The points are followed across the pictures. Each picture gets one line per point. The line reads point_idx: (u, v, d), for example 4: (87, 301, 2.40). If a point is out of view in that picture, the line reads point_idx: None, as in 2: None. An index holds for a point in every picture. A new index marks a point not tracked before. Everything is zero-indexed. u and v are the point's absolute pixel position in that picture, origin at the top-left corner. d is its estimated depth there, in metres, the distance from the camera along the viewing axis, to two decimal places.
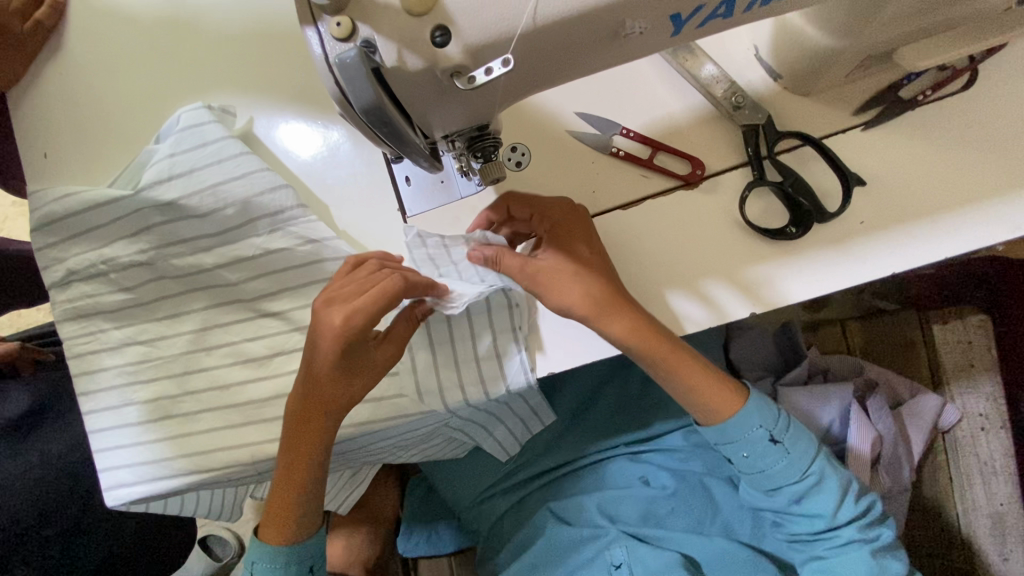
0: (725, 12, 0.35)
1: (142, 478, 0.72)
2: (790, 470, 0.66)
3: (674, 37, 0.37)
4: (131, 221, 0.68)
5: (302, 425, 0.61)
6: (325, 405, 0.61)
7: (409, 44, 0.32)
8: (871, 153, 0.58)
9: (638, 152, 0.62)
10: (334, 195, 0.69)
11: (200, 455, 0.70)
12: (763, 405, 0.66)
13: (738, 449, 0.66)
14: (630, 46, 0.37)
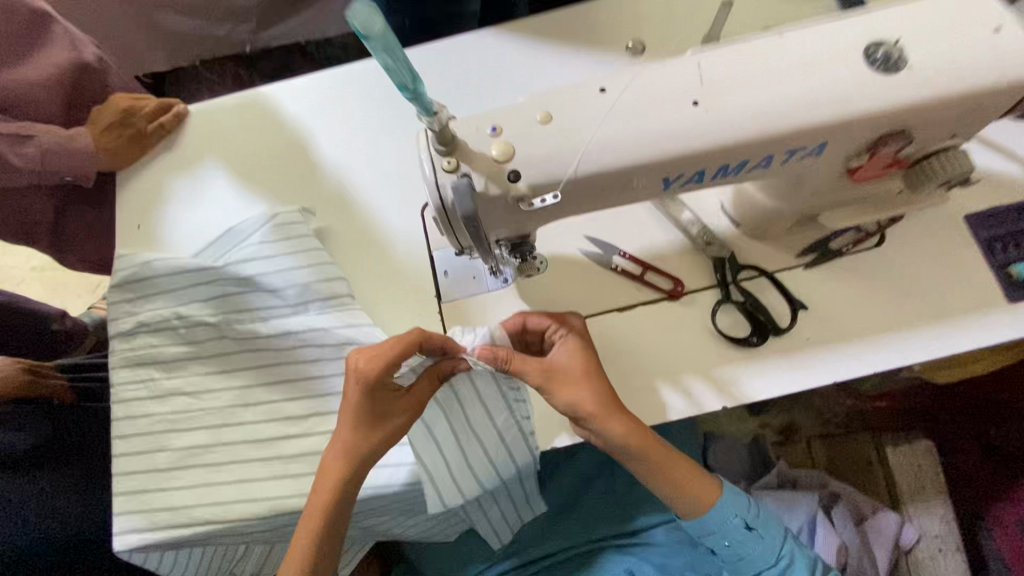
0: (699, 178, 0.52)
1: (157, 525, 0.75)
2: (766, 553, 0.72)
3: (666, 190, 0.54)
4: (206, 289, 0.80)
5: (327, 474, 0.67)
6: (350, 452, 0.67)
7: (493, 178, 0.49)
8: (811, 286, 0.75)
9: (633, 270, 0.78)
10: (382, 287, 0.82)
11: (220, 506, 0.75)
12: (737, 496, 0.73)
13: (719, 538, 0.72)
14: (636, 193, 0.53)
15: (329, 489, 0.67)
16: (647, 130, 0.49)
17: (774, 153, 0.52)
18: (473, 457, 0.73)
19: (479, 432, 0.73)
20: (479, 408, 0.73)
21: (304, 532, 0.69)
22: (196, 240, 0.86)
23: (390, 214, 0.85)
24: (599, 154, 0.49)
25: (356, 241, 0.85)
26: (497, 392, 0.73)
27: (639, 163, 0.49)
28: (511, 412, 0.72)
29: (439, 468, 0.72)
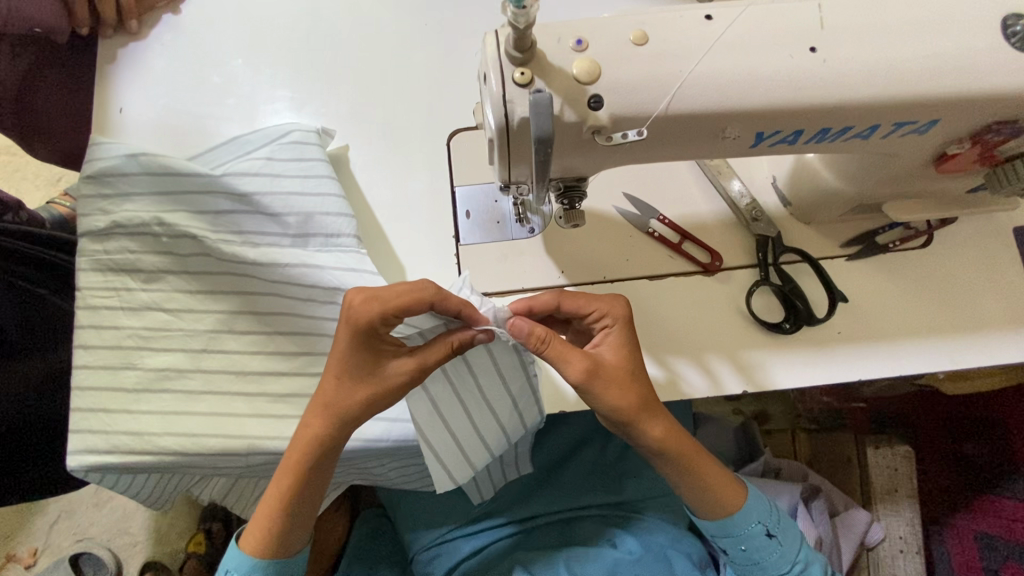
0: (793, 140, 0.46)
1: (117, 447, 0.68)
2: (783, 560, 0.72)
3: (751, 147, 0.47)
4: (195, 199, 0.69)
5: (310, 419, 0.62)
6: (336, 401, 0.60)
7: (571, 102, 0.42)
8: (850, 280, 0.72)
9: (670, 237, 0.73)
10: (395, 223, 0.75)
11: (193, 436, 0.69)
12: (760, 502, 0.73)
13: (737, 542, 0.72)
14: (721, 145, 0.47)
15: (309, 438, 0.61)
16: (755, 70, 0.42)
17: (881, 124, 0.46)
18: (484, 428, 0.70)
19: (490, 402, 0.69)
20: (490, 377, 0.68)
21: (281, 478, 0.64)
22: (188, 142, 0.77)
23: (415, 145, 0.78)
24: (698, 90, 0.42)
25: (373, 170, 0.77)
26: (513, 364, 0.67)
27: (738, 110, 0.43)
28: (525, 386, 0.68)
29: (450, 440, 0.69)
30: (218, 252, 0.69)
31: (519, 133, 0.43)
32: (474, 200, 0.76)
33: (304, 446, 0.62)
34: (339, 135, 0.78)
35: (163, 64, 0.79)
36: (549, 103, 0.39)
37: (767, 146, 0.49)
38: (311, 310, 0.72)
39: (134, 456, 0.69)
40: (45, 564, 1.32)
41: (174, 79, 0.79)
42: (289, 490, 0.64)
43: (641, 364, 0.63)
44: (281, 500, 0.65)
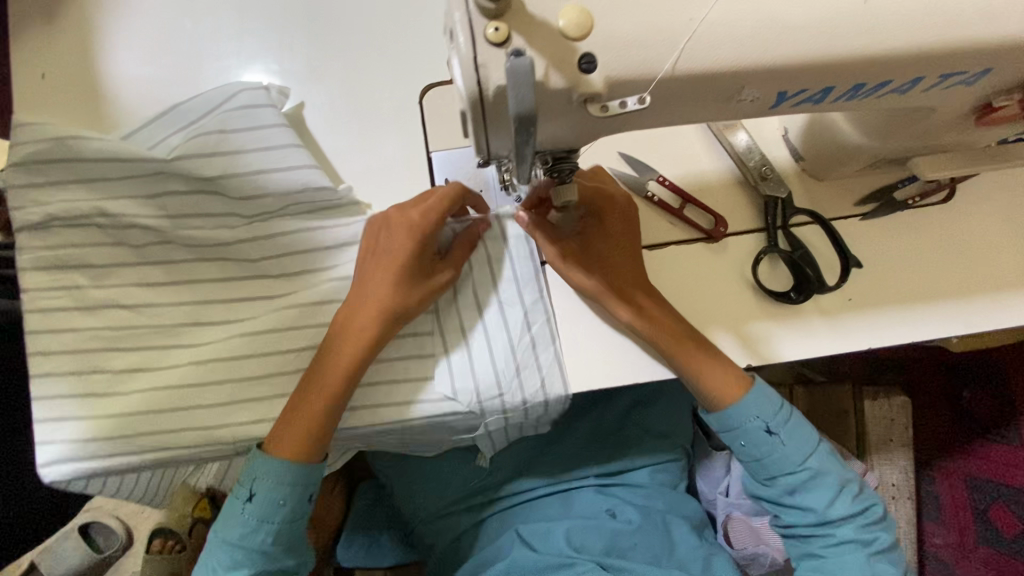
0: (820, 99, 0.39)
1: (91, 454, 0.64)
2: (786, 463, 0.66)
3: (769, 109, 0.40)
4: (146, 181, 0.64)
5: (342, 314, 0.62)
6: (373, 296, 0.61)
7: (557, 65, 0.34)
8: (864, 242, 0.66)
9: (670, 201, 0.66)
10: (371, 190, 0.69)
11: (168, 445, 0.65)
12: (767, 398, 0.66)
13: (738, 435, 0.66)
14: (735, 109, 0.40)
15: (341, 329, 0.61)
16: (781, 17, 0.34)
17: (925, 77, 0.38)
18: (502, 376, 0.65)
19: (514, 346, 0.65)
20: (516, 321, 0.65)
21: (313, 399, 0.60)
22: (127, 110, 0.67)
23: (383, 104, 0.69)
24: (713, 43, 0.34)
25: (339, 133, 0.69)
26: (540, 314, 0.65)
27: (758, 68, 0.35)
28: (554, 338, 0.64)
29: (464, 366, 0.65)
30: (180, 237, 0.66)
31: (496, 103, 0.35)
32: (453, 166, 0.68)
33: (352, 360, 0.61)
34: (295, 93, 0.69)
35: (94, 23, 0.69)
36: (530, 71, 0.31)
37: (789, 106, 0.42)
38: (287, 295, 0.67)
39: (103, 466, 0.64)
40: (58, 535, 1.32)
41: (108, 38, 0.69)
42: (325, 409, 0.60)
43: (623, 253, 0.64)
44: (314, 431, 0.60)
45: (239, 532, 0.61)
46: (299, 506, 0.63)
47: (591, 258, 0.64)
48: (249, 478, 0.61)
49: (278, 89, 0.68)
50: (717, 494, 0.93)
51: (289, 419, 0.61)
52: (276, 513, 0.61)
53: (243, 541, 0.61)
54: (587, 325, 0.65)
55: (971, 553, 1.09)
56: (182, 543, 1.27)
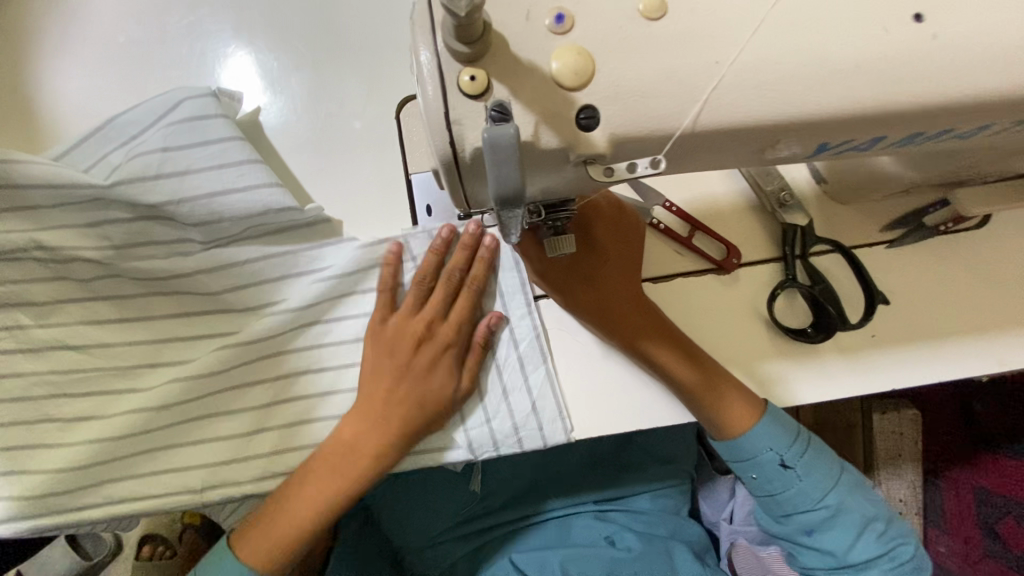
0: (868, 146, 0.33)
1: (50, 511, 0.56)
2: (804, 501, 0.58)
3: (807, 157, 0.34)
4: (83, 209, 0.54)
5: (349, 421, 0.56)
6: (387, 401, 0.57)
7: (550, 119, 0.27)
8: (891, 272, 0.60)
9: (677, 228, 0.60)
10: (344, 207, 0.61)
11: (135, 498, 0.57)
12: (783, 428, 0.57)
13: (746, 467, 0.59)
14: (766, 159, 0.33)
15: (346, 441, 0.56)
16: (832, 58, 0.28)
17: (998, 122, 0.32)
18: (493, 421, 0.58)
19: (514, 411, 0.58)
20: (513, 381, 0.58)
21: (315, 502, 0.56)
22: (70, 128, 0.60)
23: (357, 120, 0.62)
24: (745, 91, 0.28)
25: (306, 151, 0.61)
26: (539, 369, 0.58)
27: (800, 119, 0.29)
28: (558, 400, 0.58)
29: (463, 434, 0.59)
30: (129, 269, 0.57)
31: (475, 165, 0.29)
32: (435, 193, 0.60)
33: (362, 469, 0.56)
34: (248, 100, 0.61)
35: (31, 30, 0.61)
36: (515, 143, 0.24)
37: (828, 152, 0.35)
38: (254, 335, 0.58)
39: (61, 522, 0.57)
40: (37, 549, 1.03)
41: (45, 46, 0.61)
42: (329, 511, 0.56)
43: (628, 283, 0.57)
44: (319, 526, 0.57)
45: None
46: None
47: (593, 287, 0.57)
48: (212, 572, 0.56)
49: (228, 95, 0.59)
50: (721, 519, 0.90)
51: (289, 519, 0.56)
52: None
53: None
54: (590, 370, 0.59)
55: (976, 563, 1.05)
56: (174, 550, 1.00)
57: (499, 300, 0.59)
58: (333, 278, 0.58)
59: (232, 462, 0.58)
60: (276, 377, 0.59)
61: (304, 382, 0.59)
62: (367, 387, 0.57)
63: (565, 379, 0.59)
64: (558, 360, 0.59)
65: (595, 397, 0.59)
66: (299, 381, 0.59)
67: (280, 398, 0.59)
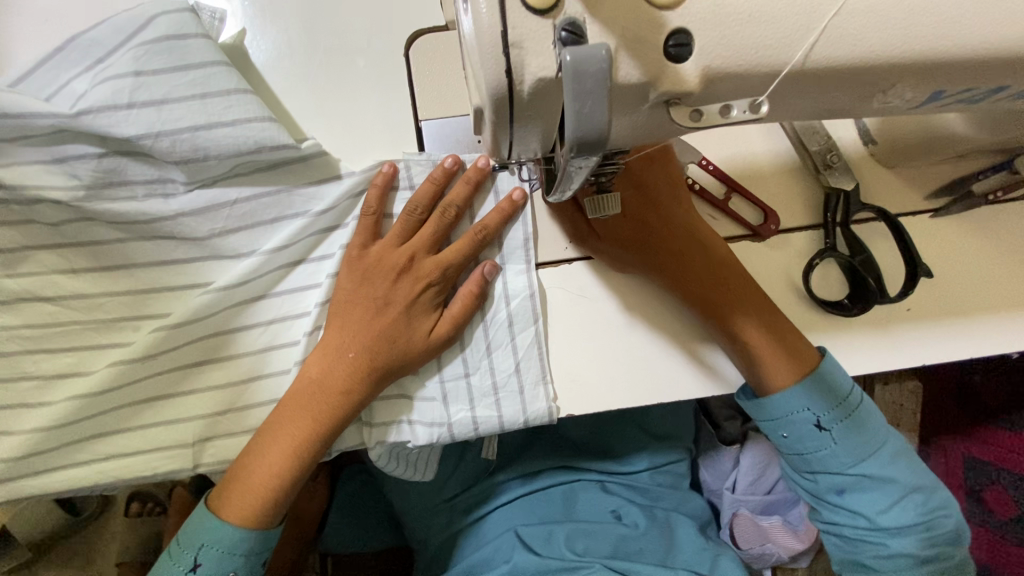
0: (967, 92, 0.30)
1: (29, 474, 0.52)
2: (836, 462, 0.53)
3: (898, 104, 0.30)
4: (46, 142, 0.47)
5: (317, 359, 0.50)
6: (358, 336, 0.50)
7: (631, 45, 0.24)
8: (935, 243, 0.57)
9: (713, 190, 0.55)
10: (342, 144, 0.54)
11: (125, 456, 0.53)
12: (824, 384, 0.52)
13: (776, 425, 0.53)
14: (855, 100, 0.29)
15: (313, 379, 0.50)
16: None
17: None
18: (477, 386, 0.54)
19: (495, 369, 0.54)
20: (499, 337, 0.54)
21: (270, 453, 0.50)
22: (22, 55, 0.52)
23: (360, 55, 0.55)
24: (862, 27, 0.26)
25: (301, 83, 0.54)
26: (527, 330, 0.54)
27: (901, 60, 0.27)
28: (543, 364, 0.54)
29: (438, 389, 0.54)
30: (104, 213, 0.49)
31: (531, 102, 0.25)
32: (449, 143, 0.53)
33: (325, 420, 0.50)
34: (232, 21, 0.53)
35: None
36: (602, 64, 0.21)
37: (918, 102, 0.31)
38: (250, 289, 0.53)
39: (46, 483, 0.52)
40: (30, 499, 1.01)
41: None
42: (287, 467, 0.50)
43: (687, 244, 0.53)
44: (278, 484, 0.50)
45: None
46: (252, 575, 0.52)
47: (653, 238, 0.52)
48: (192, 544, 0.49)
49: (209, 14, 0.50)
50: (724, 488, 0.88)
51: (245, 469, 0.50)
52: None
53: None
54: (610, 341, 0.55)
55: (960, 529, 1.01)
56: (164, 506, 1.05)
57: (499, 250, 0.54)
58: (322, 213, 0.52)
59: (226, 413, 0.54)
60: (274, 339, 0.54)
61: (293, 327, 0.54)
62: (340, 326, 0.51)
63: (556, 343, 0.55)
64: (550, 323, 0.55)
65: (588, 364, 0.55)
66: (290, 326, 0.54)
67: (274, 342, 0.54)
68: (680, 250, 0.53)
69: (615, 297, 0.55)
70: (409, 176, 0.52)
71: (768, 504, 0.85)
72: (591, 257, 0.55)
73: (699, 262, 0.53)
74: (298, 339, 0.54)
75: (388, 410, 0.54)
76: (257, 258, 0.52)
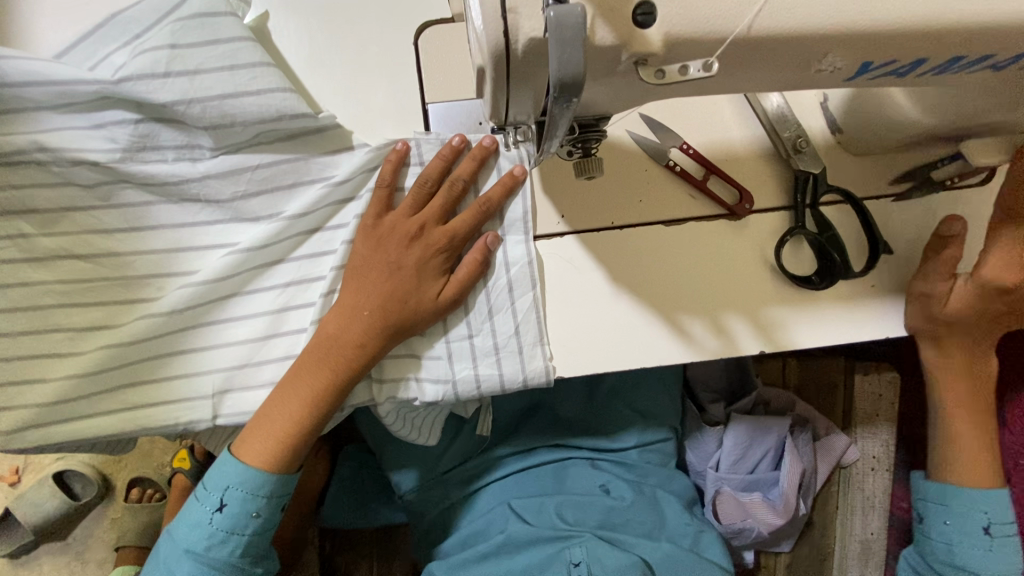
0: (888, 66, 0.35)
1: (61, 417, 0.57)
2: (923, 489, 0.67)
3: (834, 73, 0.36)
4: (91, 111, 0.53)
5: (333, 317, 0.55)
6: (371, 296, 0.55)
7: (607, 14, 0.30)
8: (896, 224, 0.62)
9: (693, 171, 0.61)
10: (356, 119, 0.59)
11: (148, 405, 0.58)
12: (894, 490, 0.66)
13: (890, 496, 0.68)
14: (795, 66, 0.35)
15: (330, 335, 0.54)
16: None
17: (997, 53, 0.35)
18: (480, 348, 0.58)
19: (497, 330, 0.58)
20: (501, 301, 0.58)
21: (290, 402, 0.54)
22: (61, 35, 0.57)
23: (373, 40, 0.60)
24: (791, 3, 0.31)
25: (318, 64, 0.59)
26: (526, 295, 0.58)
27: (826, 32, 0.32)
28: (541, 326, 0.58)
29: (445, 348, 0.58)
30: (136, 175, 0.54)
31: (525, 61, 0.31)
32: (452, 122, 0.58)
33: (341, 372, 0.54)
34: (257, 5, 0.59)
35: None
36: (579, 23, 0.27)
37: (846, 75, 0.37)
38: (268, 251, 0.58)
39: (75, 428, 0.57)
40: (32, 483, 1.07)
41: None
42: (307, 415, 0.55)
43: (654, 221, 0.61)
44: (299, 430, 0.55)
45: (204, 544, 0.55)
46: (274, 515, 0.58)
47: (624, 217, 0.61)
48: (218, 486, 0.55)
49: None
50: (707, 468, 0.92)
51: (269, 415, 0.55)
52: (247, 525, 0.56)
53: (208, 555, 0.55)
54: (599, 309, 0.60)
55: None
56: (164, 493, 1.08)
57: (501, 223, 0.58)
58: (339, 183, 0.56)
59: (241, 368, 0.59)
60: (288, 300, 0.59)
61: (307, 290, 0.59)
62: (356, 286, 0.55)
63: (551, 310, 0.60)
64: (546, 292, 0.60)
65: (579, 332, 0.60)
66: (305, 289, 0.59)
67: (290, 303, 0.59)
68: (647, 227, 0.61)
69: (604, 267, 0.60)
70: (419, 153, 0.57)
71: (750, 482, 0.90)
72: (581, 231, 0.60)
73: (663, 239, 0.61)
74: (313, 301, 0.58)
75: (396, 367, 0.59)
76: (278, 222, 0.57)
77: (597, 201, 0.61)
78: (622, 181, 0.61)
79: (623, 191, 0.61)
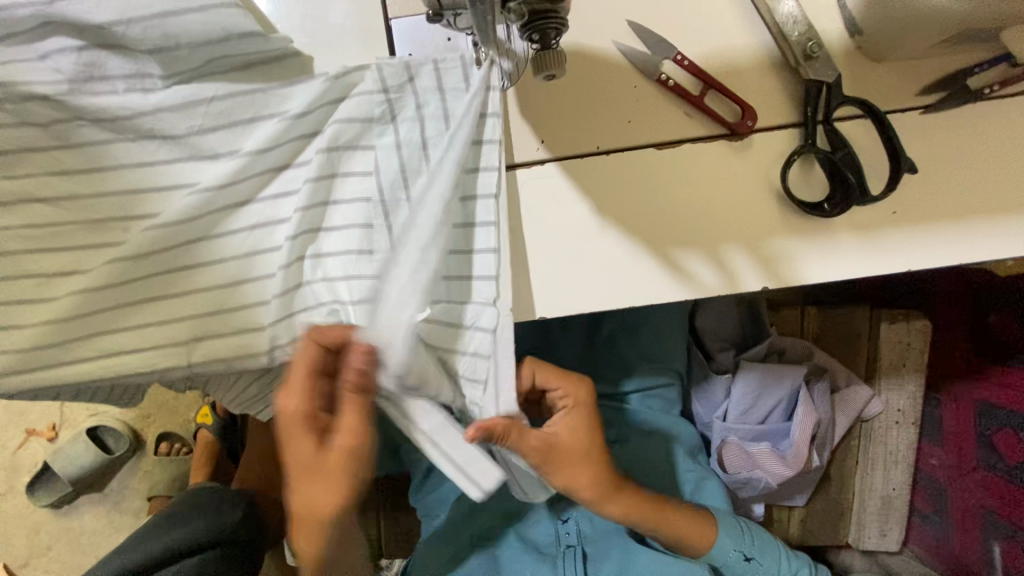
0: None
1: (41, 363, 0.57)
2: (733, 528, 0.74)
3: None
4: (34, 40, 0.50)
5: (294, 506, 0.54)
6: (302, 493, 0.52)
7: None
8: (924, 139, 0.54)
9: (688, 86, 0.54)
10: (318, 44, 0.57)
11: (126, 351, 0.57)
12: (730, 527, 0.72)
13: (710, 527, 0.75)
14: None
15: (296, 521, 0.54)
16: None
17: None
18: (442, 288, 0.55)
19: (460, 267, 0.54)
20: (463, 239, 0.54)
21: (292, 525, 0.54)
22: None
23: None
24: None
25: None
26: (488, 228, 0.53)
27: None
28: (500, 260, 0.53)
29: None
30: (87, 109, 0.51)
31: None
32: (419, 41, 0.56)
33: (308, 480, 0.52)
34: None
35: None
36: None
37: None
38: (233, 190, 0.55)
39: (57, 373, 0.57)
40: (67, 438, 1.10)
41: None
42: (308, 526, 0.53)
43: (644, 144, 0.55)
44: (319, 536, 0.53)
45: None
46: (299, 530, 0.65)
47: (612, 140, 0.55)
48: None
49: None
50: (714, 418, 0.88)
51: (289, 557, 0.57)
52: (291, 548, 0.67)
53: None
54: (582, 242, 0.56)
55: (968, 474, 0.87)
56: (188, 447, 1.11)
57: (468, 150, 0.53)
58: (296, 117, 0.53)
59: (215, 314, 0.57)
60: (255, 241, 0.56)
61: (274, 233, 0.56)
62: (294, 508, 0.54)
63: (526, 245, 0.56)
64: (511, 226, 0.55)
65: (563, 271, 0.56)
66: (271, 232, 0.56)
67: (259, 246, 0.56)
68: (638, 152, 0.55)
69: (588, 197, 0.55)
70: (381, 78, 0.52)
71: (760, 432, 0.86)
72: (564, 158, 0.55)
73: (658, 166, 0.55)
74: (281, 244, 0.56)
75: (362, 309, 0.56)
76: (238, 158, 0.53)
77: (584, 124, 0.55)
78: (610, 100, 0.55)
79: (612, 111, 0.55)
